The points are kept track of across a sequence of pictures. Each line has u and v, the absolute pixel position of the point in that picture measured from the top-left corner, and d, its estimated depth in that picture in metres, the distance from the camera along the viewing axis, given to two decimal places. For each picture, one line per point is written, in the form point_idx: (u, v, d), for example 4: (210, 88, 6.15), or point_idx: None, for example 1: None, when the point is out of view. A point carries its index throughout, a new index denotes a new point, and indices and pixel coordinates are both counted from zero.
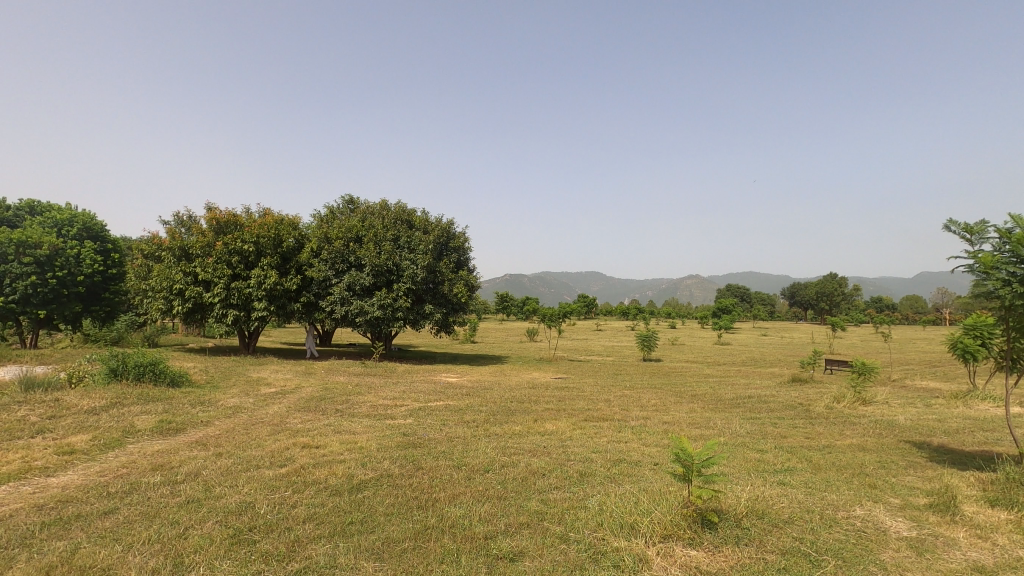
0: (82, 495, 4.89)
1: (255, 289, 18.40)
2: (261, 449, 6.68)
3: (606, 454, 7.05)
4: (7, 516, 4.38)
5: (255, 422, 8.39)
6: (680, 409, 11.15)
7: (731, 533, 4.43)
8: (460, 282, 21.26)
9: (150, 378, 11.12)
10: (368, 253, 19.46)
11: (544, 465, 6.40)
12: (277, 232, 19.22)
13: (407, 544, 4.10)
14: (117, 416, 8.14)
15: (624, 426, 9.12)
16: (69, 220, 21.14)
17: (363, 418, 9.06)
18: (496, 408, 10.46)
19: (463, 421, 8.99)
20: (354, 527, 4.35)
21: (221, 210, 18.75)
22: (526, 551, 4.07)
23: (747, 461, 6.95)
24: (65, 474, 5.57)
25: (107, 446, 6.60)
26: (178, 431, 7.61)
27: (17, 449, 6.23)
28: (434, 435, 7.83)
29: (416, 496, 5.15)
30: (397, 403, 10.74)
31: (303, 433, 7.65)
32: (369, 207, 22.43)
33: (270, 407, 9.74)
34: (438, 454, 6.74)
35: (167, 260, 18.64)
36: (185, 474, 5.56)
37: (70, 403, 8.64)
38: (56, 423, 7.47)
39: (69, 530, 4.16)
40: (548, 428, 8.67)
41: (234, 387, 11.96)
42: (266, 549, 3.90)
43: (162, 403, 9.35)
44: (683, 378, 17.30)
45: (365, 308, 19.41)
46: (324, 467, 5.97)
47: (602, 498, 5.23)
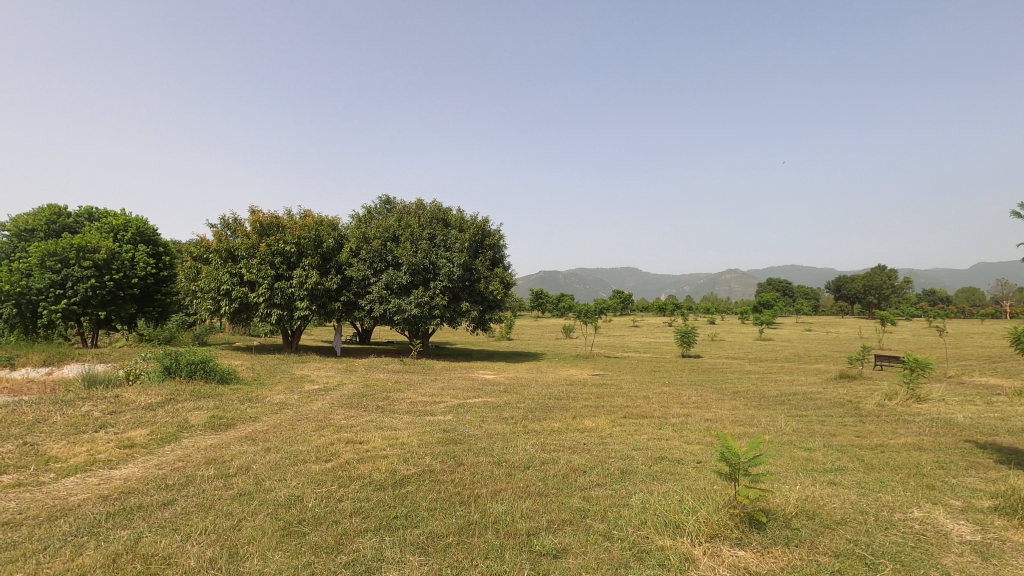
0: (143, 487, 5.13)
1: (298, 288, 18.89)
2: (307, 445, 6.86)
3: (647, 451, 6.95)
4: (75, 506, 4.64)
5: (301, 418, 8.64)
6: (723, 406, 10.91)
7: (781, 534, 4.31)
8: (496, 279, 21.34)
9: (201, 375, 11.57)
10: (405, 253, 19.77)
11: (585, 462, 6.35)
12: (318, 233, 19.73)
13: (451, 539, 4.14)
14: (171, 412, 8.51)
15: (665, 423, 8.99)
16: (124, 225, 22.25)
17: (403, 414, 9.21)
18: (534, 405, 10.44)
19: (502, 418, 9.03)
20: (398, 521, 4.43)
21: (264, 212, 19.34)
22: (570, 548, 4.05)
23: (795, 460, 6.75)
24: (127, 467, 5.86)
25: (164, 441, 6.91)
26: (228, 426, 7.89)
27: (83, 443, 6.59)
28: (473, 432, 7.88)
29: (458, 491, 5.20)
30: (436, 400, 10.87)
31: (346, 429, 7.84)
32: (405, 207, 22.76)
33: (314, 403, 10.01)
34: (479, 451, 6.78)
35: (214, 262, 19.31)
36: (237, 468, 5.76)
37: (129, 399, 9.09)
38: (116, 419, 7.86)
39: (131, 520, 4.37)
40: (587, 425, 8.60)
41: (279, 384, 12.35)
42: (315, 541, 4.01)
43: (213, 400, 9.73)
44: (724, 374, 16.94)
45: (402, 307, 19.72)
46: (368, 462, 6.09)
47: (645, 497, 5.16)
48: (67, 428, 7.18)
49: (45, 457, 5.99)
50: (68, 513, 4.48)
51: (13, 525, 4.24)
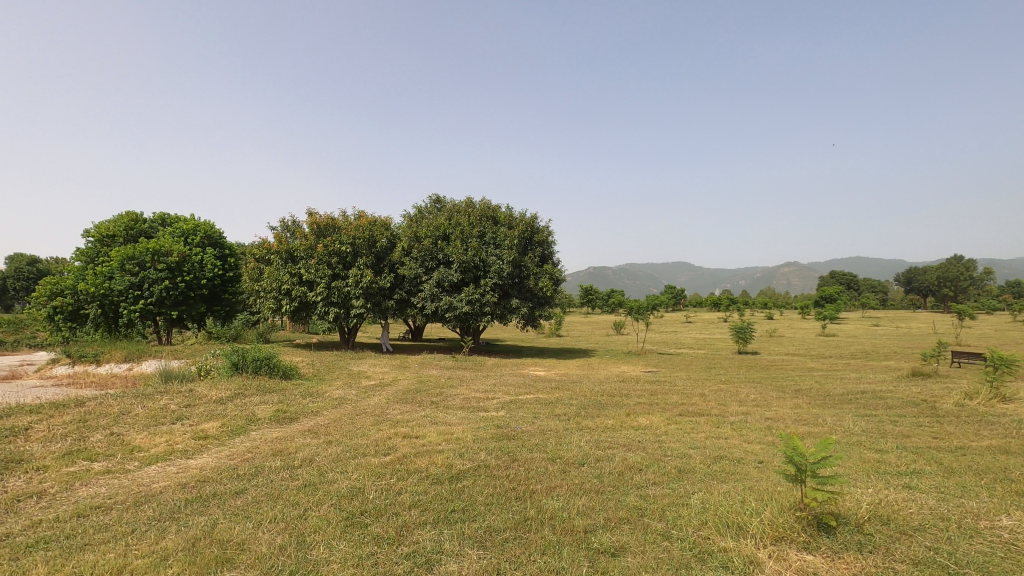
0: (217, 476, 5.44)
1: (353, 287, 19.47)
2: (366, 438, 7.07)
3: (705, 450, 6.76)
4: (158, 493, 4.97)
5: (360, 412, 8.92)
6: (784, 405, 10.48)
7: (853, 539, 4.09)
8: (546, 276, 21.30)
9: (265, 371, 12.15)
10: (455, 251, 20.04)
11: (641, 460, 6.25)
12: (371, 233, 20.30)
13: (508, 533, 4.17)
14: (240, 405, 8.97)
15: (724, 421, 8.72)
16: (193, 229, 23.76)
17: (457, 410, 9.34)
18: (587, 402, 10.36)
19: (555, 414, 9.01)
20: (456, 515, 4.50)
21: (321, 214, 20.10)
22: (628, 547, 4.00)
23: (865, 462, 6.42)
24: (202, 457, 6.23)
25: (234, 433, 7.30)
26: (292, 420, 8.23)
27: (162, 434, 7.06)
28: (526, 428, 7.90)
29: (513, 486, 5.23)
30: (489, 396, 10.98)
31: (403, 424, 8.03)
32: (455, 205, 23.09)
33: (372, 398, 10.31)
34: (533, 447, 6.78)
35: (275, 263, 20.16)
36: (301, 460, 6.02)
37: (201, 393, 9.66)
38: (191, 411, 8.36)
39: (207, 507, 4.63)
40: (642, 422, 8.47)
41: (338, 380, 12.79)
42: (377, 532, 4.13)
43: (277, 394, 10.20)
44: (784, 371, 16.30)
45: (453, 304, 20.00)
46: (425, 456, 6.22)
47: (705, 497, 5.03)
48: (148, 420, 7.71)
49: (129, 446, 6.44)
50: (151, 499, 4.80)
51: (104, 509, 4.59)
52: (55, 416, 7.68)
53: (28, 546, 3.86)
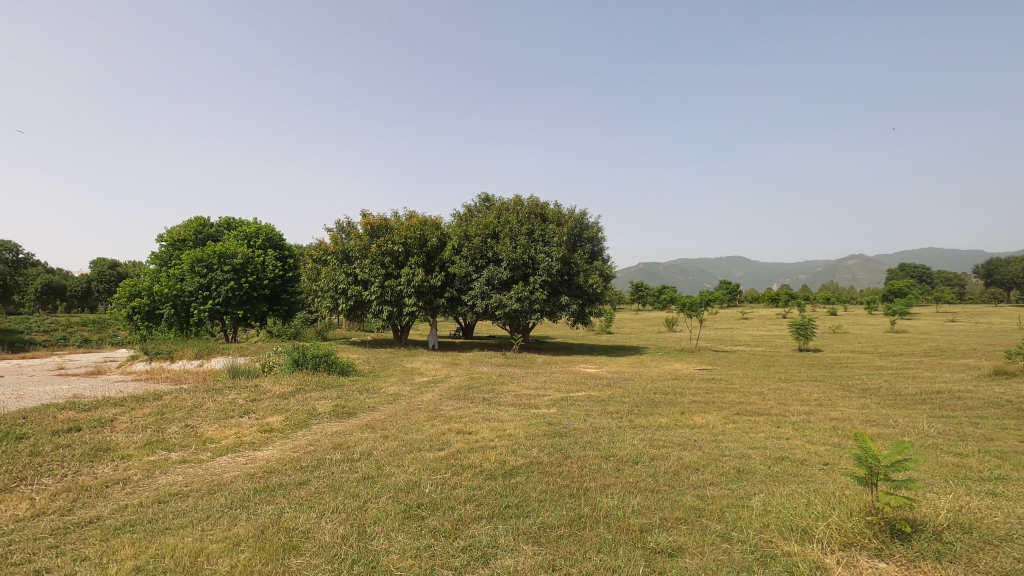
0: (282, 467, 5.70)
1: (406, 285, 19.87)
2: (420, 433, 7.23)
3: (765, 451, 6.52)
4: (229, 482, 5.26)
5: (414, 408, 9.14)
6: (850, 405, 9.96)
7: (931, 547, 3.85)
8: (595, 273, 21.10)
9: (324, 368, 12.62)
10: (504, 248, 20.15)
11: (697, 459, 6.09)
12: (422, 232, 20.72)
13: (563, 530, 4.17)
14: (302, 400, 9.35)
15: (784, 421, 8.40)
16: (255, 233, 25.10)
17: (509, 406, 9.40)
18: (640, 399, 10.21)
19: (607, 412, 8.92)
20: (511, 510, 4.53)
21: (374, 215, 20.72)
22: (686, 547, 3.91)
23: (942, 466, 6.02)
24: (268, 449, 6.54)
25: (297, 426, 7.62)
26: (350, 415, 8.52)
27: (231, 426, 7.45)
28: (579, 425, 7.86)
29: (567, 484, 5.22)
30: (540, 393, 10.99)
31: (456, 419, 8.17)
32: (503, 203, 23.24)
33: (425, 394, 10.53)
34: (585, 445, 6.74)
35: (332, 263, 20.89)
36: (360, 453, 6.22)
37: (266, 389, 10.13)
38: (257, 406, 8.78)
39: (274, 497, 4.86)
40: (697, 421, 8.26)
41: (392, 376, 13.14)
42: (434, 525, 4.22)
43: (336, 390, 10.58)
44: (851, 370, 15.50)
45: (503, 301, 20.08)
46: (478, 452, 6.30)
47: (767, 498, 4.86)
48: (218, 413, 8.16)
49: (202, 438, 6.84)
50: (224, 488, 5.08)
51: (182, 496, 4.90)
52: (136, 408, 8.25)
53: (116, 528, 4.17)
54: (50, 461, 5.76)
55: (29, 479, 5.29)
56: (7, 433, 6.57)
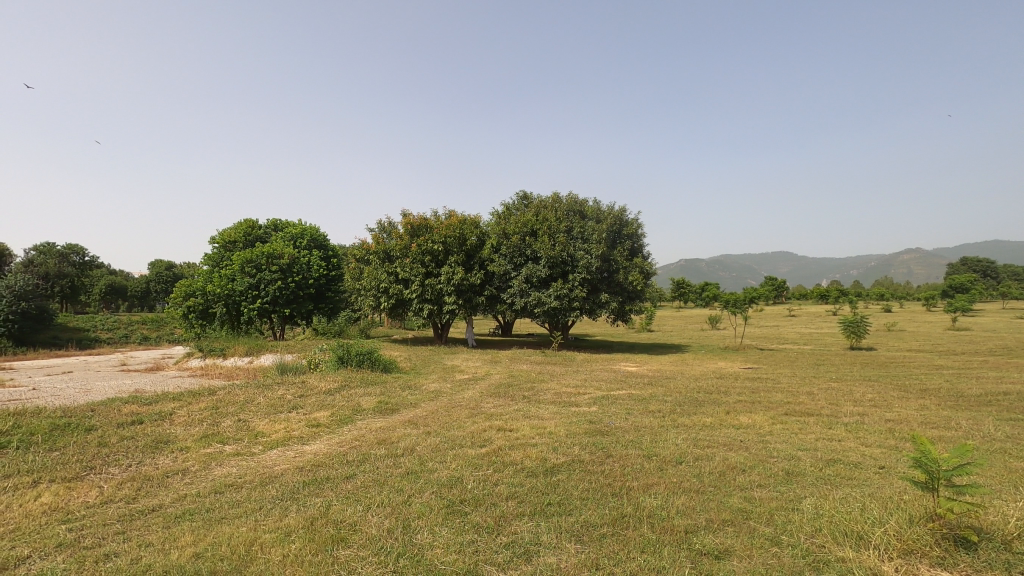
0: (330, 461, 5.87)
1: (445, 284, 20.09)
2: (462, 430, 7.31)
3: (816, 453, 6.29)
4: (280, 474, 5.46)
5: (455, 405, 9.24)
6: (908, 406, 9.49)
7: (1000, 558, 3.63)
8: (635, 270, 20.83)
9: (368, 365, 12.92)
10: (543, 246, 20.10)
11: (744, 460, 5.94)
12: (461, 232, 20.93)
13: (606, 529, 4.13)
14: (346, 396, 9.60)
15: (836, 422, 8.08)
16: (301, 234, 26.00)
17: (549, 404, 9.39)
18: (683, 398, 10.02)
19: (649, 411, 8.78)
20: (553, 508, 4.53)
21: (414, 215, 21.07)
22: (733, 550, 3.82)
23: (1012, 472, 5.66)
24: (315, 443, 6.74)
25: (343, 422, 7.83)
26: (393, 411, 8.69)
27: (281, 421, 7.72)
28: (620, 424, 7.78)
29: (609, 482, 5.17)
30: (580, 391, 10.92)
31: (497, 417, 8.21)
32: (542, 201, 23.27)
33: (466, 392, 10.63)
34: (627, 443, 6.66)
35: (374, 262, 21.34)
36: (403, 449, 6.33)
37: (313, 385, 10.46)
38: (304, 401, 9.07)
39: (322, 490, 5.01)
40: (743, 421, 8.04)
41: (434, 374, 13.33)
42: (477, 520, 4.26)
43: (379, 387, 10.80)
44: (908, 369, 14.77)
45: (542, 299, 20.05)
46: (519, 449, 6.31)
47: (819, 502, 4.69)
48: (268, 408, 8.46)
49: (254, 432, 7.12)
50: (275, 480, 5.27)
51: (236, 487, 5.10)
52: (193, 403, 8.66)
53: (177, 516, 4.39)
54: (116, 452, 6.11)
55: (97, 468, 5.63)
56: (77, 425, 7.01)
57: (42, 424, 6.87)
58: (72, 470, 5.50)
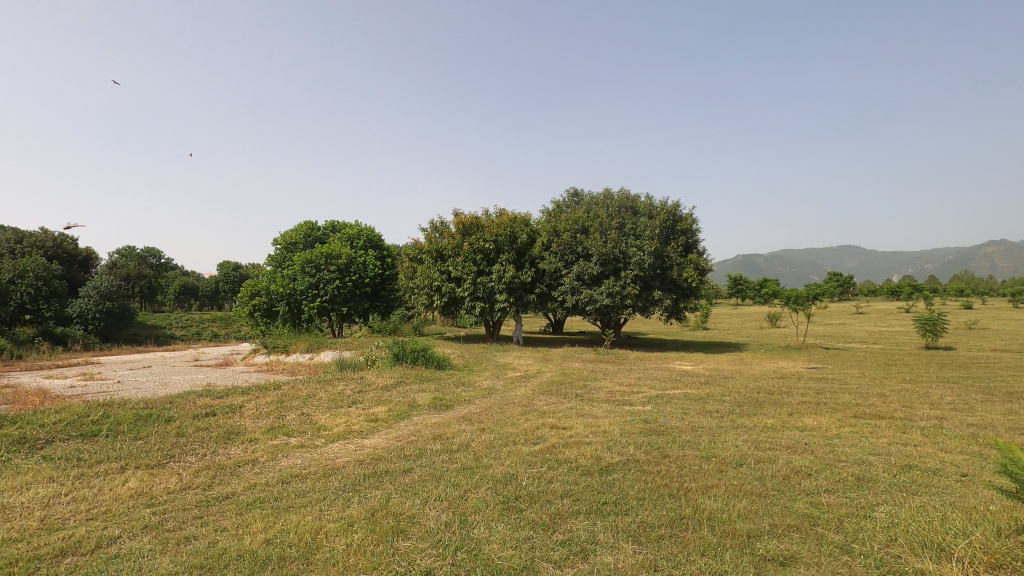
0: (388, 455, 6.03)
1: (497, 282, 20.24)
2: (516, 427, 7.35)
3: (889, 458, 5.94)
4: (342, 467, 5.67)
5: (508, 402, 9.31)
6: (992, 410, 8.81)
7: None
8: (690, 266, 20.27)
9: (422, 362, 13.20)
10: (595, 244, 19.93)
11: (809, 464, 5.68)
12: (512, 230, 21.05)
13: (664, 531, 4.06)
14: (402, 392, 9.84)
15: (911, 426, 7.60)
16: (357, 235, 26.90)
17: (602, 403, 9.30)
18: (741, 398, 9.69)
19: (707, 411, 8.55)
20: (608, 507, 4.49)
21: (466, 214, 21.35)
22: (800, 556, 3.67)
23: None
24: (374, 437, 6.95)
25: (399, 417, 8.04)
26: (447, 407, 8.85)
27: (341, 415, 8.01)
28: (676, 424, 7.61)
29: (667, 483, 5.07)
30: (634, 390, 10.77)
31: (550, 415, 8.21)
32: (593, 197, 23.07)
33: (518, 389, 10.69)
34: (684, 444, 6.51)
35: (427, 262, 21.75)
36: (458, 444, 6.44)
37: (370, 381, 10.79)
38: (363, 396, 9.37)
39: (381, 482, 5.16)
40: (808, 423, 7.69)
41: (486, 371, 13.46)
42: (532, 517, 4.28)
43: (433, 383, 11.02)
44: (992, 371, 13.71)
45: (594, 297, 19.87)
46: (573, 447, 6.29)
47: (893, 509, 4.43)
48: (330, 403, 8.80)
49: (316, 425, 7.42)
50: (337, 472, 5.48)
51: (301, 477, 5.34)
52: (260, 397, 9.11)
53: (248, 504, 4.64)
54: (192, 442, 6.52)
55: (176, 456, 6.02)
56: (158, 416, 7.51)
57: (127, 414, 7.41)
58: (154, 458, 5.90)
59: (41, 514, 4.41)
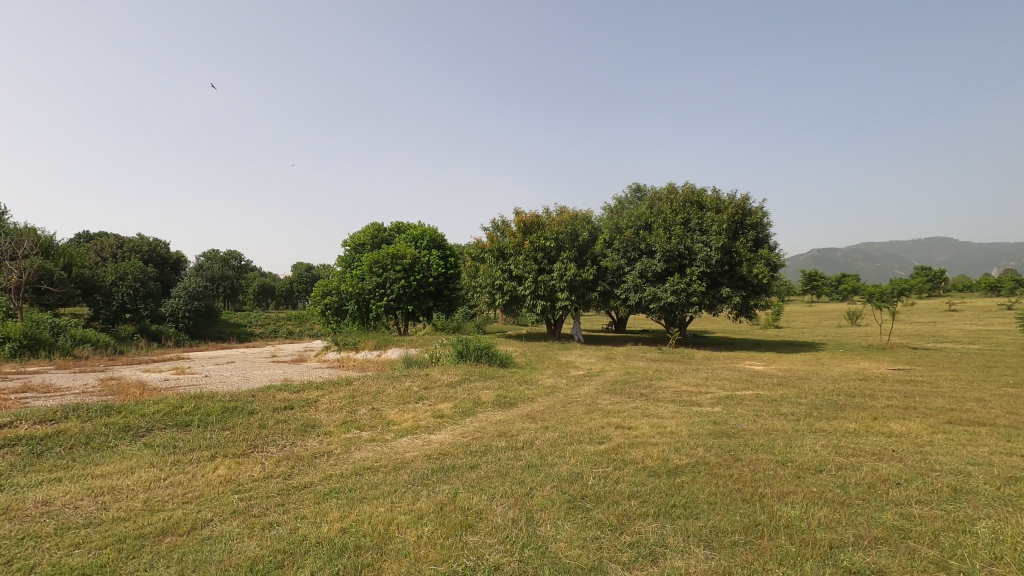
0: (454, 451, 6.15)
1: (558, 280, 20.17)
2: (580, 426, 7.32)
3: (991, 469, 5.44)
4: (411, 461, 5.85)
5: (572, 401, 9.27)
6: None
7: None
8: (761, 262, 19.36)
9: (485, 359, 13.38)
10: (658, 240, 19.47)
11: (898, 472, 5.31)
12: (573, 228, 20.94)
13: (737, 537, 3.92)
14: (467, 389, 10.02)
15: (1017, 434, 6.91)
16: (421, 235, 27.59)
17: (668, 403, 9.07)
18: (819, 401, 9.19)
19: (781, 413, 8.16)
20: (678, 510, 4.38)
21: (527, 213, 21.44)
22: (887, 571, 3.45)
23: None
24: (441, 433, 7.12)
25: (464, 413, 8.19)
26: (511, 405, 8.92)
27: (409, 411, 8.27)
28: (748, 426, 7.32)
29: (739, 487, 4.89)
30: (701, 390, 10.44)
31: (615, 414, 8.10)
32: (656, 192, 22.50)
33: (581, 388, 10.62)
34: (758, 447, 6.24)
35: (489, 260, 22.00)
36: (523, 442, 6.48)
37: (436, 377, 11.06)
38: (429, 393, 9.60)
39: (449, 477, 5.28)
40: (895, 429, 7.17)
41: (549, 369, 13.45)
42: (599, 517, 4.24)
43: (496, 381, 11.14)
44: None
45: (658, 294, 19.45)
46: (639, 448, 6.18)
47: (996, 525, 4.06)
48: (398, 398, 9.08)
49: (386, 420, 7.69)
50: (407, 466, 5.65)
51: (373, 470, 5.55)
52: (333, 392, 9.55)
53: (325, 493, 4.87)
54: (273, 433, 6.93)
55: (259, 446, 6.41)
56: (242, 408, 8.03)
57: (215, 406, 7.97)
58: (240, 447, 6.32)
59: (144, 496, 4.82)
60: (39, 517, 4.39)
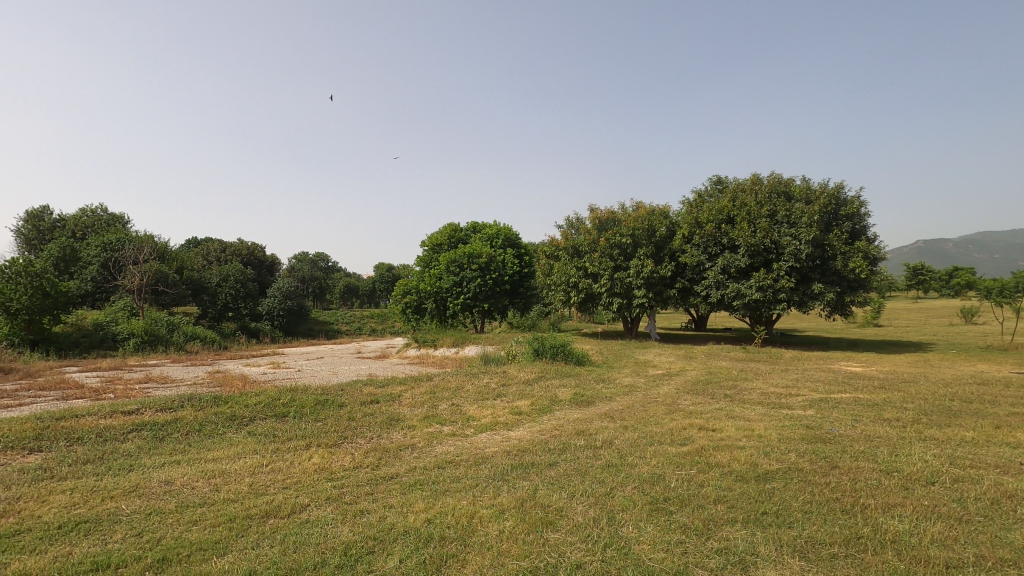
0: (533, 448, 6.18)
1: (635, 277, 19.75)
2: (661, 426, 7.13)
3: None
4: (491, 456, 5.95)
5: (651, 400, 9.05)
6: None
7: None
8: (858, 255, 17.97)
9: (561, 357, 13.36)
10: (742, 234, 18.54)
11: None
12: (650, 223, 20.42)
13: (837, 549, 3.67)
14: (544, 386, 10.05)
15: None
16: (496, 234, 27.98)
17: (755, 405, 8.63)
18: (929, 406, 8.37)
19: (884, 419, 7.53)
20: (769, 518, 4.16)
21: (602, 210, 21.23)
22: None
23: None
24: (519, 430, 7.18)
25: (542, 411, 8.22)
26: (589, 403, 8.85)
27: (488, 407, 8.42)
28: (847, 431, 6.81)
29: (837, 497, 4.57)
30: (792, 392, 9.83)
31: (698, 415, 7.82)
32: (738, 184, 21.47)
33: (661, 387, 10.35)
34: (857, 455, 5.80)
35: (564, 258, 21.94)
36: (602, 441, 6.41)
37: (512, 375, 11.17)
38: (507, 390, 9.73)
39: (529, 474, 5.32)
40: (1022, 439, 6.41)
41: (626, 368, 13.22)
42: (683, 521, 4.11)
43: (574, 379, 11.09)
44: None
45: (741, 291, 18.56)
46: (725, 451, 5.92)
47: None
48: (477, 395, 9.27)
49: (465, 415, 7.87)
50: (487, 461, 5.76)
51: (455, 464, 5.70)
52: (414, 387, 9.90)
53: (410, 485, 5.07)
54: (361, 426, 7.30)
55: (349, 438, 6.77)
56: (333, 401, 8.51)
57: (309, 398, 8.52)
58: (332, 438, 6.71)
59: (250, 480, 5.25)
60: (162, 495, 4.88)
